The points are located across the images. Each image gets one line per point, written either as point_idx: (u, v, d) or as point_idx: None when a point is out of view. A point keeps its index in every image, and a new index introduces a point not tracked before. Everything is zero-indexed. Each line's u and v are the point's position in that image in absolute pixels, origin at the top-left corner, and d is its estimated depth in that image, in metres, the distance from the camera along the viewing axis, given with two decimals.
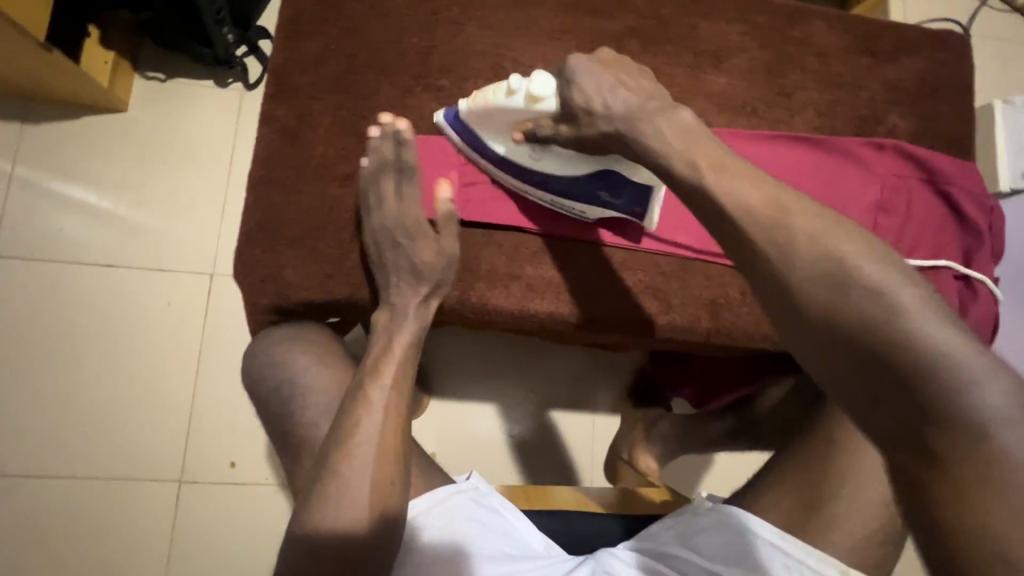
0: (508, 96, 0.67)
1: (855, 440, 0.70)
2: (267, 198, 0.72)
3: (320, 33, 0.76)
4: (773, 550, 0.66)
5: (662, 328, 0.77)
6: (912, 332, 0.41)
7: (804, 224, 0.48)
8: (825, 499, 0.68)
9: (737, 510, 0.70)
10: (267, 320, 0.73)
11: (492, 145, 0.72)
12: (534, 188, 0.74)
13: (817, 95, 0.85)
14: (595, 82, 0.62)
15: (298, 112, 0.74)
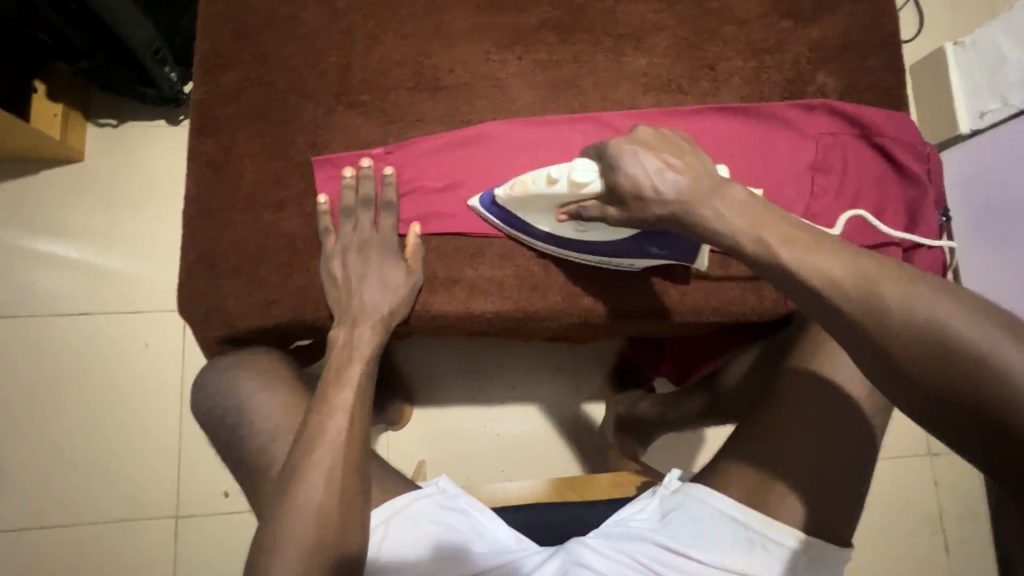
0: (551, 185, 0.67)
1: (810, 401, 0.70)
2: (203, 232, 0.73)
3: (239, 64, 0.77)
4: (736, 526, 0.68)
5: (609, 314, 0.78)
6: (1021, 383, 0.44)
7: (890, 285, 0.50)
8: (784, 464, 0.68)
9: (702, 490, 0.71)
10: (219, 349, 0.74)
11: (536, 224, 0.74)
12: (579, 254, 0.75)
13: (741, 64, 0.85)
14: (642, 167, 0.61)
15: (225, 144, 0.75)
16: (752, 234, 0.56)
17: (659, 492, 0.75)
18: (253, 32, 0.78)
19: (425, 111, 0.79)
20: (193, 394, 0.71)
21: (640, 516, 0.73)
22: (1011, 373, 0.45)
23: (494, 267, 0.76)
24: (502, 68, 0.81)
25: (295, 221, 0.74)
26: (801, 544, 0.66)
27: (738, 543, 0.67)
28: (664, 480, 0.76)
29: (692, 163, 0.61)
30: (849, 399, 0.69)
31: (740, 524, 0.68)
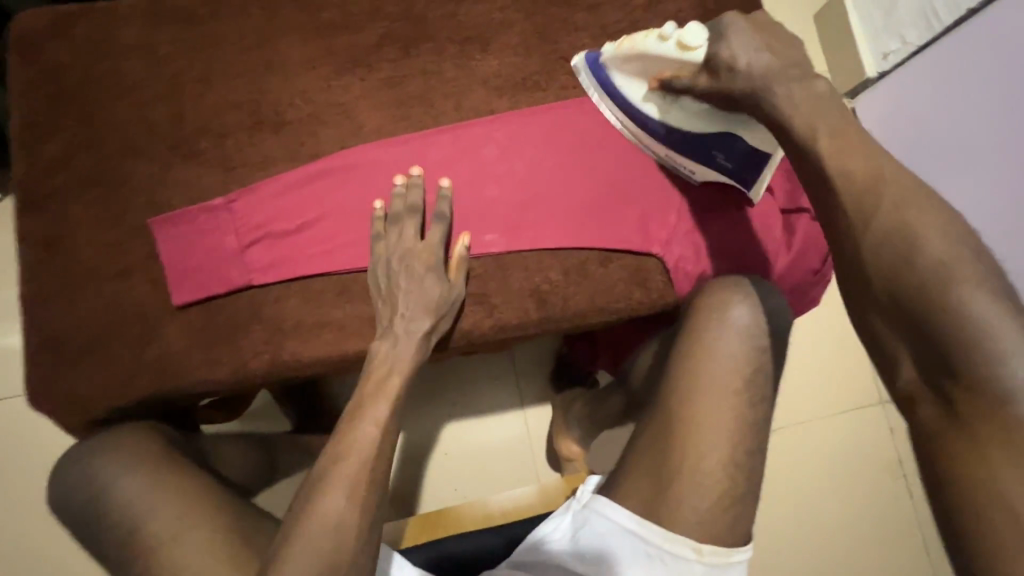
0: (660, 42, 0.63)
1: (699, 390, 0.67)
2: (44, 315, 0.69)
3: (59, 131, 0.72)
4: (637, 540, 0.66)
5: (491, 332, 0.75)
6: (960, 314, 0.47)
7: (893, 193, 0.52)
8: (677, 465, 0.66)
9: (606, 505, 0.69)
10: (88, 426, 0.69)
11: (624, 82, 0.71)
12: (649, 141, 0.75)
13: (598, 50, 0.82)
14: (743, 41, 0.61)
15: (55, 219, 0.70)
16: (810, 121, 0.57)
17: (572, 507, 0.73)
18: (69, 93, 0.73)
19: (268, 151, 0.75)
20: (59, 479, 0.66)
21: (551, 535, 0.72)
22: (966, 304, 0.47)
23: (361, 303, 0.73)
24: (344, 93, 0.77)
25: (142, 290, 0.70)
26: (695, 555, 0.64)
27: (637, 557, 0.66)
28: (577, 492, 0.74)
29: (782, 53, 0.60)
30: (734, 387, 0.67)
31: (637, 538, 0.66)
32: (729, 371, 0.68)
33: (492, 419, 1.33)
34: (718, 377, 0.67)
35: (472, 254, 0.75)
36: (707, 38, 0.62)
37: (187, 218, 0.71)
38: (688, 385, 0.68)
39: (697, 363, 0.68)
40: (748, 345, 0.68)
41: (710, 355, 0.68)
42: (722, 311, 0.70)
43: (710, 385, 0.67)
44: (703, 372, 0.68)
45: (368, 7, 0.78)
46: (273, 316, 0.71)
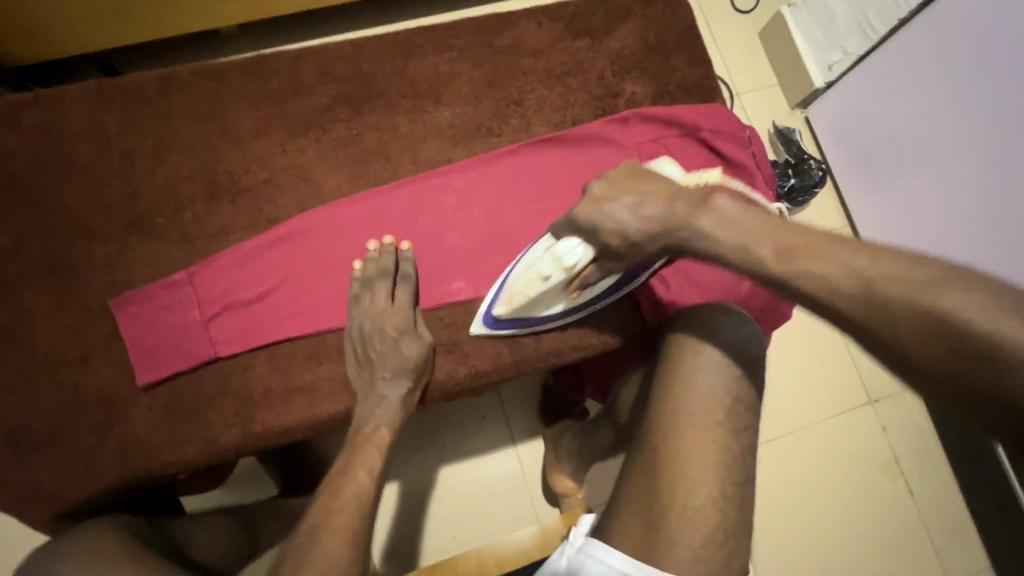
0: (546, 277, 0.66)
1: (678, 421, 0.68)
2: (2, 410, 0.67)
3: (11, 220, 0.71)
4: None
5: (467, 381, 0.75)
6: None
7: (870, 261, 0.46)
8: (666, 503, 0.65)
9: (603, 548, 0.66)
10: (52, 518, 0.66)
11: (548, 311, 0.72)
12: (593, 304, 0.75)
13: (547, 93, 0.84)
14: (612, 214, 0.58)
15: (11, 310, 0.69)
16: (748, 248, 0.52)
17: (566, 551, 0.69)
18: (20, 180, 0.72)
19: (227, 220, 0.75)
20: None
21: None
22: None
23: (332, 365, 0.72)
24: (300, 155, 0.78)
25: (104, 372, 0.69)
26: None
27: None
28: (568, 535, 0.71)
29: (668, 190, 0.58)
30: (715, 421, 0.67)
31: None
32: (704, 401, 0.68)
33: (485, 459, 1.30)
34: (699, 411, 0.68)
35: (442, 304, 0.75)
36: (579, 245, 0.63)
37: (146, 295, 0.70)
38: (670, 423, 0.68)
39: (677, 399, 0.69)
40: (723, 375, 0.69)
41: (688, 391, 0.69)
42: (696, 345, 0.71)
43: (690, 420, 0.67)
44: (681, 407, 0.68)
45: (317, 70, 0.80)
46: (243, 386, 0.70)
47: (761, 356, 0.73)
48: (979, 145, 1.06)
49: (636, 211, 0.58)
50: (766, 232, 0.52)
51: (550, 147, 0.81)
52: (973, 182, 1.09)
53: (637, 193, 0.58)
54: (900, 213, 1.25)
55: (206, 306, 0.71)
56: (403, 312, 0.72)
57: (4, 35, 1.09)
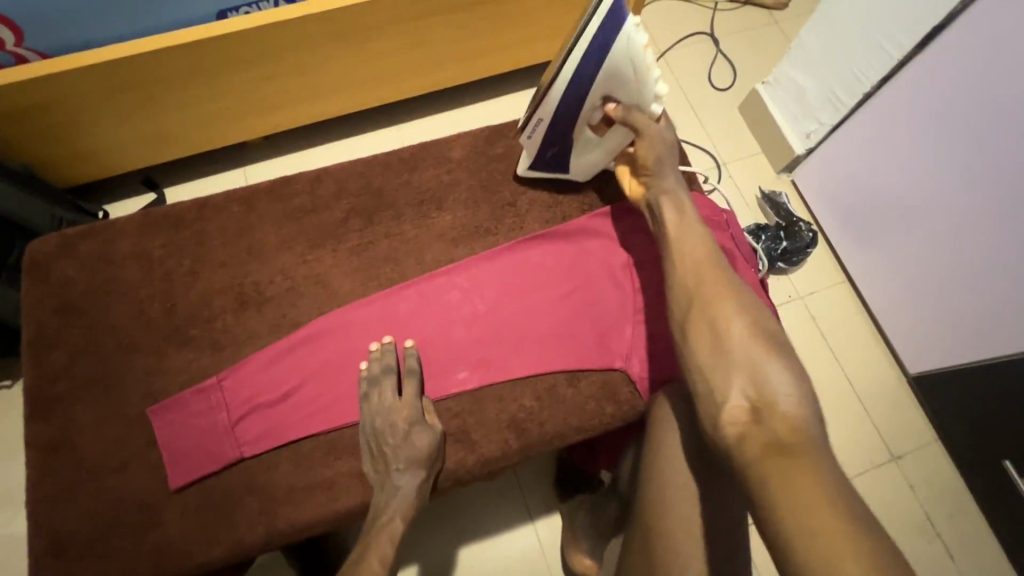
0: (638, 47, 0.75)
1: (664, 495, 0.71)
2: (48, 518, 0.72)
3: (65, 339, 0.80)
4: None
5: (476, 468, 0.78)
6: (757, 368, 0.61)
7: (691, 254, 0.72)
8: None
9: None
10: None
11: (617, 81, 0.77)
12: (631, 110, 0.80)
13: (538, 193, 0.93)
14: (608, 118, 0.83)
15: (60, 423, 0.76)
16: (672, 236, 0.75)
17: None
18: (75, 302, 0.82)
19: (254, 327, 0.82)
20: None
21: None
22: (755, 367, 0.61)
23: (349, 460, 0.77)
24: (319, 264, 0.87)
25: (141, 477, 0.74)
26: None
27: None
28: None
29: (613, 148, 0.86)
30: (695, 492, 0.71)
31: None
32: (686, 475, 0.71)
33: (502, 538, 1.29)
34: (679, 479, 0.71)
35: (450, 399, 0.80)
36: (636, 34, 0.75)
37: (179, 401, 0.77)
38: (654, 490, 0.72)
39: (658, 465, 0.73)
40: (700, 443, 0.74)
41: (667, 457, 0.73)
42: (671, 416, 0.76)
43: (674, 488, 0.71)
44: (665, 480, 0.72)
45: (334, 187, 0.91)
46: (266, 485, 0.75)
47: None
48: (959, 213, 1.23)
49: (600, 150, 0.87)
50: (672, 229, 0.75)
51: (541, 243, 0.89)
52: (958, 245, 1.26)
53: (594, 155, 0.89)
54: (890, 270, 1.43)
55: (234, 409, 0.77)
56: (411, 405, 0.77)
57: (45, 146, 1.23)
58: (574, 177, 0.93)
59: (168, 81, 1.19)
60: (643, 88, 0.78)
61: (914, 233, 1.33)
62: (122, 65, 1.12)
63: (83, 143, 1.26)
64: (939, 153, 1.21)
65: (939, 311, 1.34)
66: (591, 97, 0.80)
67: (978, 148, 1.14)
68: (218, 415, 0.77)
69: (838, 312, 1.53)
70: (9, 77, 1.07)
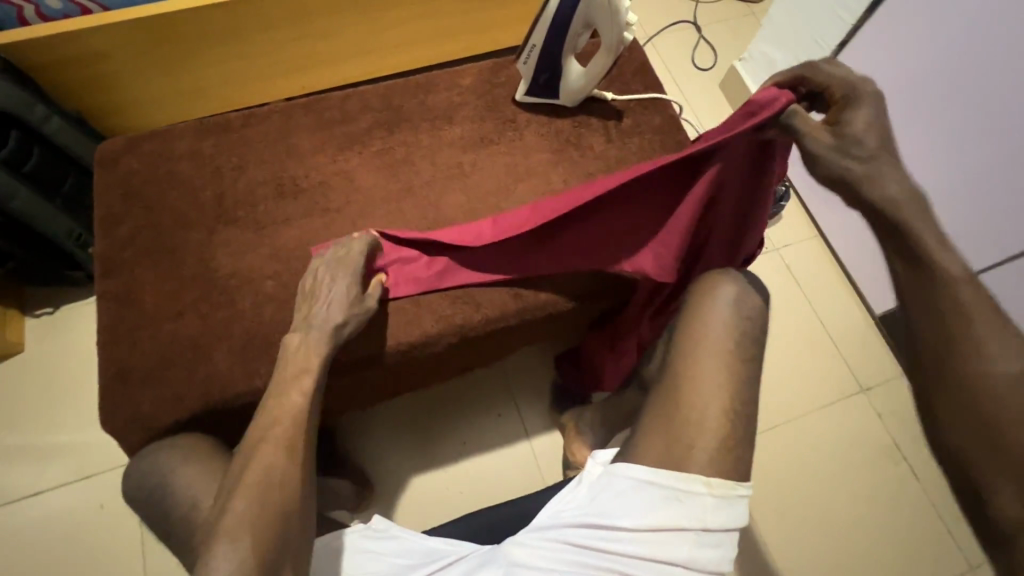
0: None
1: (689, 350, 0.83)
2: (116, 354, 0.85)
3: (129, 216, 0.94)
4: (651, 488, 0.76)
5: (479, 326, 0.92)
6: None
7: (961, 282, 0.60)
8: (683, 410, 0.79)
9: (620, 469, 0.79)
10: (149, 434, 0.82)
11: (589, 11, 0.91)
12: (605, 35, 0.93)
13: (534, 112, 1.08)
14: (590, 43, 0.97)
15: (125, 281, 0.89)
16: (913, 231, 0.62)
17: (586, 478, 0.83)
18: (139, 188, 0.96)
19: (291, 211, 0.97)
20: (129, 477, 0.80)
21: (570, 503, 0.80)
22: None
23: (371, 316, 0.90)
24: (346, 163, 1.01)
25: (194, 325, 0.87)
26: (706, 488, 0.75)
27: (658, 504, 0.75)
28: (589, 464, 0.85)
29: (594, 71, 1.00)
30: (724, 347, 0.82)
31: (653, 485, 0.76)
32: (715, 335, 0.83)
33: (501, 449, 1.41)
34: (713, 333, 0.83)
35: (421, 286, 0.91)
36: None
37: (246, 265, 0.92)
38: (686, 349, 0.83)
39: (696, 326, 0.84)
40: (736, 315, 0.84)
41: (706, 323, 0.84)
42: (710, 289, 0.86)
43: (704, 342, 0.82)
44: (696, 338, 0.83)
45: (360, 104, 1.06)
46: None
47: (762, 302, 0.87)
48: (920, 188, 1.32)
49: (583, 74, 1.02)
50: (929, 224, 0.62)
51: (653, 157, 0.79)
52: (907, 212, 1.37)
53: (579, 80, 1.03)
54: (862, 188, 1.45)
55: (276, 273, 0.91)
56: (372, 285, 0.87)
57: (98, 93, 1.32)
58: (564, 102, 1.08)
59: (216, 37, 1.31)
60: (616, 15, 0.90)
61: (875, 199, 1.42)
62: (172, 18, 1.23)
63: (125, 93, 1.35)
64: (920, 130, 1.26)
65: None
66: (574, 24, 0.94)
67: (960, 134, 1.19)
68: (262, 278, 0.91)
69: (811, 262, 1.66)
70: (77, 24, 1.18)
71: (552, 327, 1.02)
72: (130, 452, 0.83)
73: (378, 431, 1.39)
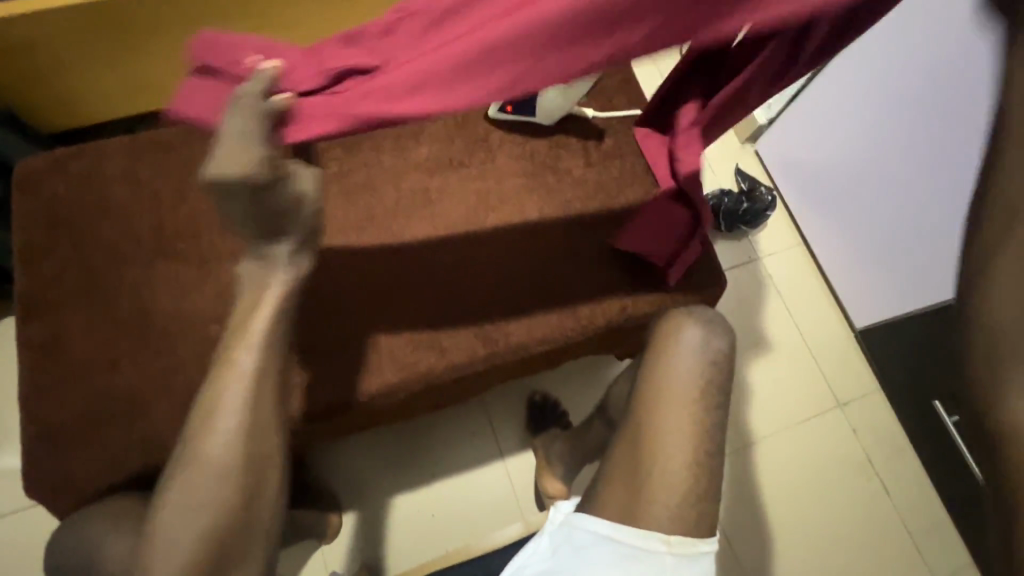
0: None
1: (655, 401, 0.77)
2: (41, 409, 0.77)
3: (55, 249, 0.84)
4: (608, 543, 0.71)
5: (445, 373, 0.85)
6: None
7: None
8: (659, 471, 0.74)
9: (578, 519, 0.74)
10: (83, 499, 0.75)
11: None
12: None
13: (508, 131, 0.99)
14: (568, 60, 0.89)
15: (53, 325, 0.81)
16: None
17: (547, 529, 0.78)
18: (66, 217, 0.86)
19: (238, 243, 0.88)
20: (57, 549, 0.73)
21: (531, 559, 0.75)
22: None
23: (328, 364, 0.83)
24: None
25: (129, 375, 0.79)
26: (665, 546, 0.71)
27: (617, 564, 0.70)
28: (551, 515, 0.80)
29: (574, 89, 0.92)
30: (693, 399, 0.77)
31: (611, 542, 0.71)
32: (682, 386, 0.78)
33: (474, 471, 1.37)
34: (679, 380, 0.78)
35: (380, 330, 0.85)
36: None
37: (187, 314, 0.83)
38: (653, 396, 0.77)
39: (659, 375, 0.78)
40: (700, 358, 0.79)
41: (670, 363, 0.79)
42: (676, 332, 0.81)
43: (670, 390, 0.77)
44: (663, 384, 0.78)
45: None
46: None
47: (732, 349, 0.82)
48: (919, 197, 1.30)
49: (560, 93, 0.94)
50: None
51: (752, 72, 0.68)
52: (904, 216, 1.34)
53: (557, 99, 0.95)
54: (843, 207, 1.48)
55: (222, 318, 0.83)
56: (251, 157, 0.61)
57: (22, 89, 1.18)
58: (540, 121, 0.99)
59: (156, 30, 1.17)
60: None
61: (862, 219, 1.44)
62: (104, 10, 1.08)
63: (60, 87, 1.21)
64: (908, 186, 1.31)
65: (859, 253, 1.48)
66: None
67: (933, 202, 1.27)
68: (208, 323, 0.82)
69: (795, 272, 1.61)
70: None
71: (526, 369, 0.95)
72: (61, 516, 0.76)
73: (347, 451, 1.34)
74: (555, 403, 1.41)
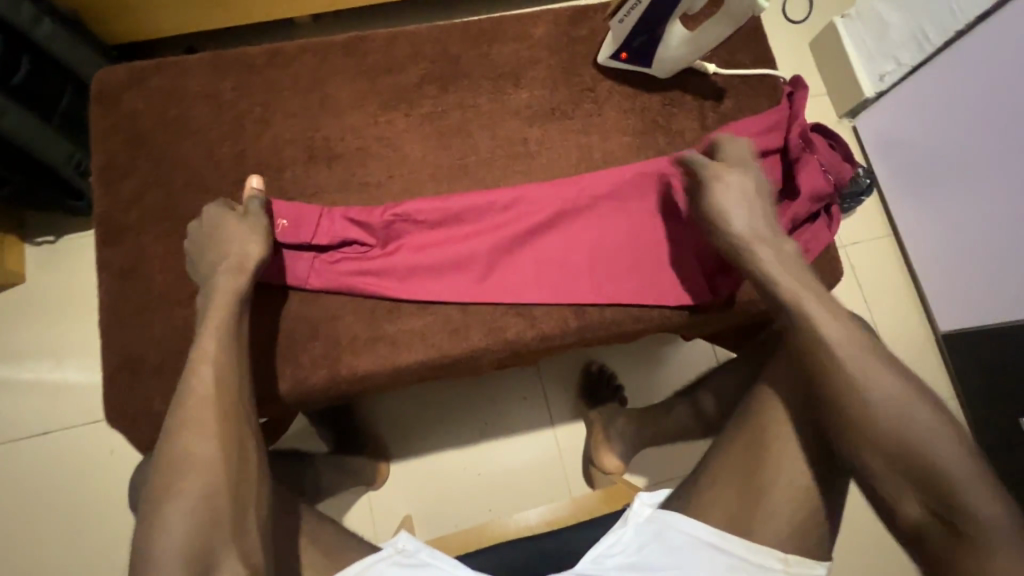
0: None
1: (769, 418, 0.74)
2: (121, 338, 0.74)
3: (134, 171, 0.80)
4: (713, 551, 0.68)
5: (533, 343, 0.80)
6: None
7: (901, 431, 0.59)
8: None
9: (677, 519, 0.72)
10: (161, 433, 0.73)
11: None
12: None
13: (618, 82, 0.89)
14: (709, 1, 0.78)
15: (132, 251, 0.77)
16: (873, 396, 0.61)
17: (632, 519, 0.74)
18: (146, 137, 0.81)
19: (323, 181, 0.82)
20: (137, 480, 0.72)
21: (615, 549, 0.72)
22: None
23: (414, 319, 0.78)
24: (390, 127, 0.84)
25: None
26: (781, 565, 0.67)
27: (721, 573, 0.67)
28: (634, 505, 0.76)
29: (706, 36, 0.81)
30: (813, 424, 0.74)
31: (718, 551, 0.68)
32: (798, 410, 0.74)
33: (523, 436, 1.35)
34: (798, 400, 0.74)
35: (463, 287, 0.79)
36: None
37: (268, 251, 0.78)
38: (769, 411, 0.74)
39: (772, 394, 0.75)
40: None
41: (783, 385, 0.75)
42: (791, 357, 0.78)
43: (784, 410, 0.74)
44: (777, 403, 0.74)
45: (408, 50, 0.87)
46: (333, 333, 0.77)
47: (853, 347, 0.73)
48: None
49: (687, 42, 0.83)
50: (904, 402, 0.60)
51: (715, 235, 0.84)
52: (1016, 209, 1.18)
53: (683, 47, 0.84)
54: (941, 196, 1.32)
55: (306, 259, 0.78)
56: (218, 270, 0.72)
57: None
58: (655, 72, 0.88)
59: None
60: None
61: (961, 210, 1.28)
62: None
63: None
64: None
65: (956, 248, 1.32)
66: None
67: None
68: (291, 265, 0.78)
69: (877, 264, 1.46)
70: None
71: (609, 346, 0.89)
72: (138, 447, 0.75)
73: (398, 403, 1.32)
74: (611, 376, 1.36)
